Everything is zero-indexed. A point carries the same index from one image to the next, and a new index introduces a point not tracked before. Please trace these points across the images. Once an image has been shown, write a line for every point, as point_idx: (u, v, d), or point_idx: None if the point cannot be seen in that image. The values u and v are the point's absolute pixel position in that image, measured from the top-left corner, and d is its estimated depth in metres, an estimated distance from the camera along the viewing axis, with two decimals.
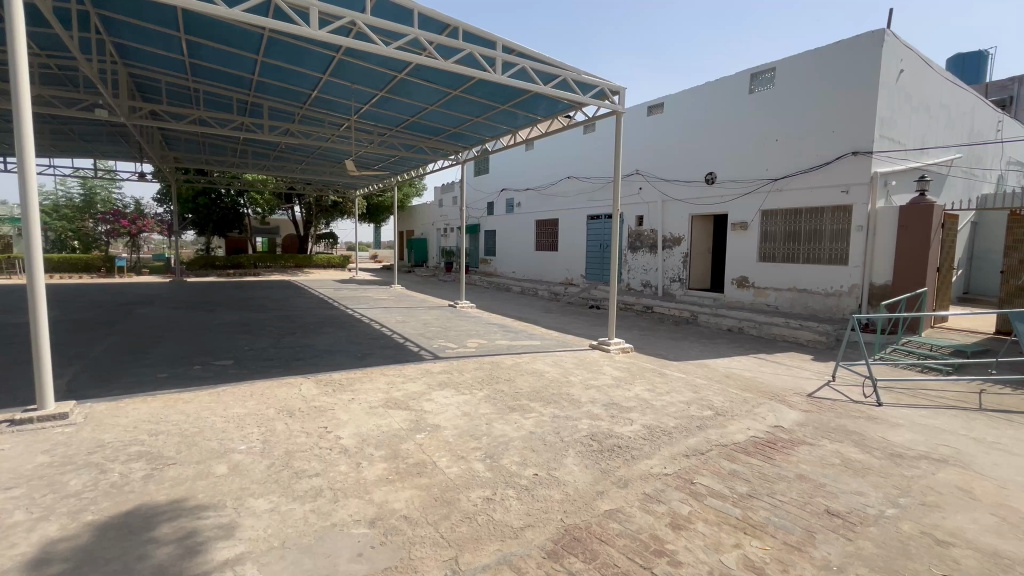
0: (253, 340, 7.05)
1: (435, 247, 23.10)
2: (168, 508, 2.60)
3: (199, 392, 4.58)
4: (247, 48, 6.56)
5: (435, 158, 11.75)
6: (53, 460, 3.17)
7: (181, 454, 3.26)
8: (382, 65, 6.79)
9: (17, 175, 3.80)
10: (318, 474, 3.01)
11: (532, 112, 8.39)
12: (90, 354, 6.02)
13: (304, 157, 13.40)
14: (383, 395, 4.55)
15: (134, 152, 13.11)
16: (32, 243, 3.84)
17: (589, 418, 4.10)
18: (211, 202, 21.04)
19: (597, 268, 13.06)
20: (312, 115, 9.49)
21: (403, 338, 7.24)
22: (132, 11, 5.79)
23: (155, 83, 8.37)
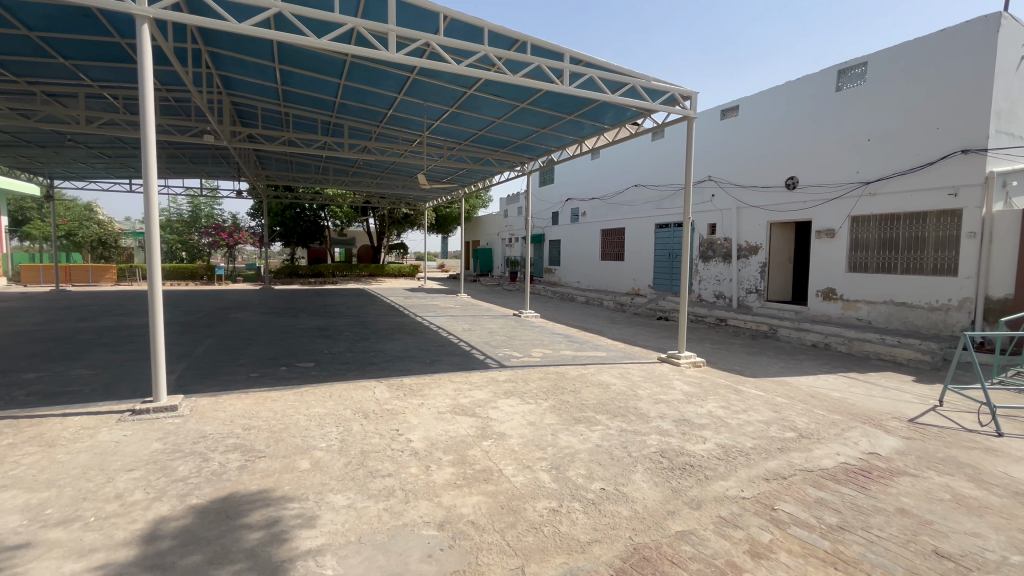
0: (330, 344, 7.52)
1: (501, 257, 23.45)
2: (258, 497, 2.83)
3: (285, 391, 4.96)
4: (331, 73, 7.09)
5: (502, 170, 12.00)
6: (165, 447, 3.56)
7: (270, 448, 3.54)
8: (453, 82, 7.07)
9: (142, 195, 4.35)
10: (390, 474, 3.15)
11: (599, 121, 8.34)
12: (194, 353, 6.72)
13: (380, 172, 14.19)
14: (450, 401, 4.68)
15: (233, 172, 14.52)
16: (153, 253, 4.36)
17: (659, 434, 3.96)
18: (296, 216, 22.84)
19: (666, 277, 12.64)
20: (388, 132, 10.05)
21: (469, 346, 7.41)
22: (236, 47, 6.46)
23: (253, 109, 9.27)
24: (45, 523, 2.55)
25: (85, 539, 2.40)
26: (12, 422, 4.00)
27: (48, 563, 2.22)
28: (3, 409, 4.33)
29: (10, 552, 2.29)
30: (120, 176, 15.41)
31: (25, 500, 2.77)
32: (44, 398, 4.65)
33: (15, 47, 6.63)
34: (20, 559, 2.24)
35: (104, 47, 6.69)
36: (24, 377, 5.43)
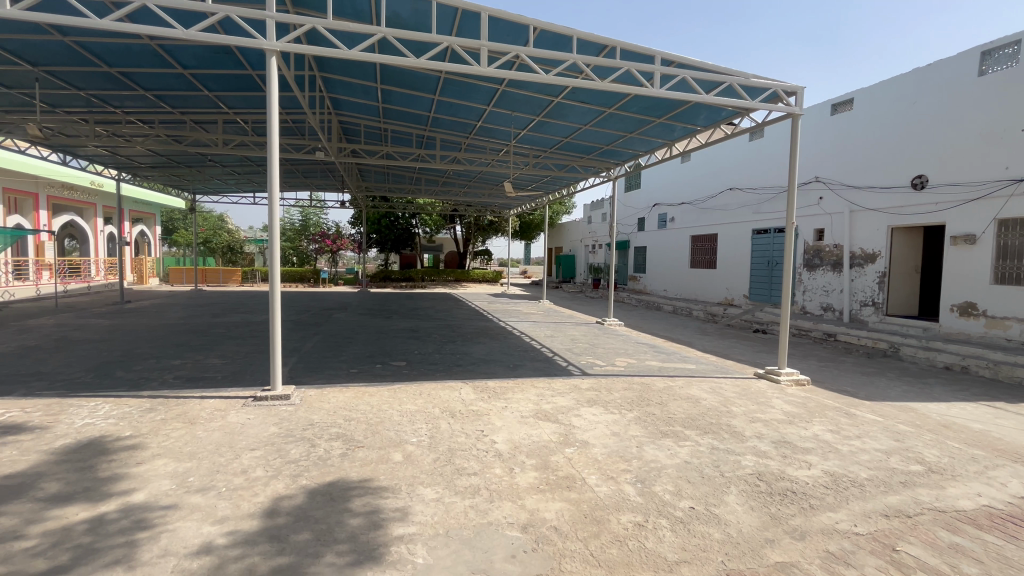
0: (419, 345, 7.92)
1: (584, 264, 23.25)
2: (358, 484, 3.07)
3: (381, 387, 5.33)
4: (426, 90, 7.53)
5: (587, 176, 11.95)
6: (280, 431, 3.99)
7: (367, 439, 3.82)
8: (541, 92, 7.18)
9: (267, 207, 4.92)
10: (476, 473, 3.25)
11: (691, 123, 8.00)
12: (303, 348, 7.44)
13: (468, 181, 14.77)
14: (533, 406, 4.71)
15: (338, 184, 15.95)
16: (274, 258, 4.92)
17: (755, 455, 3.69)
18: (391, 224, 24.51)
19: (765, 287, 11.74)
20: (477, 143, 10.44)
21: (552, 352, 7.43)
22: (345, 71, 7.10)
23: (357, 126, 10.10)
24: (188, 489, 2.97)
25: (218, 506, 2.76)
26: (163, 400, 4.71)
27: (190, 523, 2.59)
28: (157, 389, 5.12)
29: (163, 511, 2.70)
30: (247, 191, 17.55)
31: (174, 468, 3.26)
32: (185, 382, 5.43)
33: (173, 84, 7.85)
34: (169, 518, 2.63)
35: (239, 79, 7.70)
36: (172, 363, 6.38)
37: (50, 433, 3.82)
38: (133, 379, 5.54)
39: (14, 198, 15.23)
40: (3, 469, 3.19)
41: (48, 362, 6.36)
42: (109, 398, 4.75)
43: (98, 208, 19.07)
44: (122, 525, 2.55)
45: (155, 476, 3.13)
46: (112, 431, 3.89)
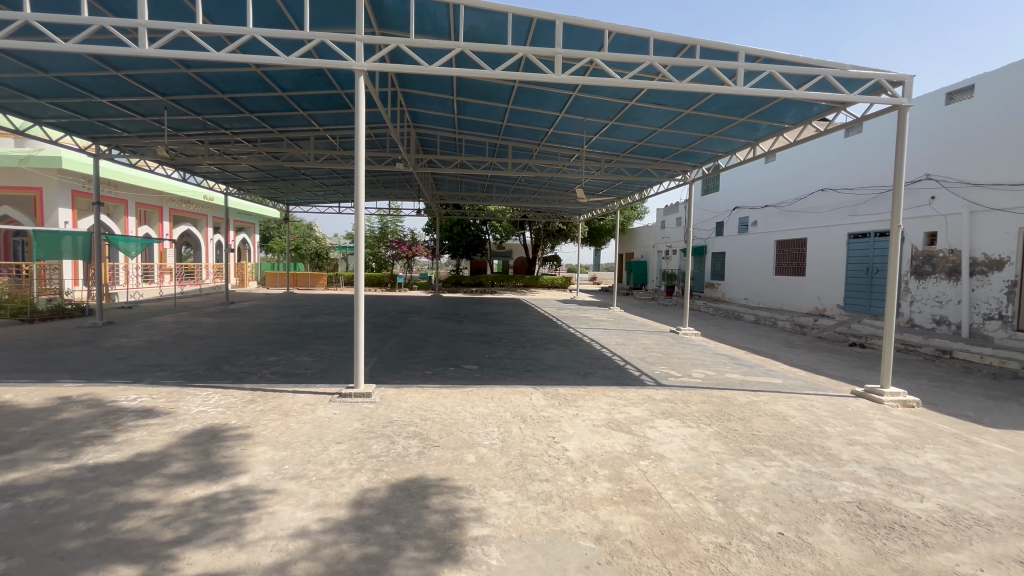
0: (490, 349, 8.07)
1: (656, 270, 22.50)
2: (434, 482, 3.18)
3: (454, 389, 5.49)
4: (500, 99, 7.71)
5: (661, 180, 11.58)
6: (363, 426, 4.24)
7: (442, 439, 3.95)
8: (614, 96, 7.08)
9: (353, 216, 5.24)
10: (548, 480, 3.25)
11: (778, 121, 7.50)
12: (382, 349, 7.86)
13: (538, 188, 14.88)
14: (606, 415, 4.63)
15: (415, 194, 16.74)
16: (359, 263, 5.22)
17: (854, 481, 3.36)
18: (462, 230, 25.30)
19: (863, 297, 10.67)
20: (548, 149, 10.50)
21: (623, 361, 7.25)
22: (424, 86, 7.44)
23: (434, 138, 10.54)
24: (284, 475, 3.24)
25: (310, 493, 2.99)
26: (262, 393, 5.19)
27: (286, 507, 2.82)
28: (257, 382, 5.65)
29: (264, 494, 2.97)
30: (333, 201, 18.92)
31: (272, 456, 3.57)
32: (280, 376, 5.94)
33: (273, 106, 8.65)
34: (270, 501, 2.89)
35: (329, 98, 8.32)
36: (269, 359, 7.00)
37: (173, 417, 4.35)
38: (238, 372, 6.16)
39: (143, 211, 17.58)
40: (138, 447, 3.68)
41: (170, 355, 7.25)
42: (217, 388, 5.31)
43: (209, 219, 21.47)
44: (230, 505, 2.84)
45: (257, 462, 3.45)
46: (222, 419, 4.35)
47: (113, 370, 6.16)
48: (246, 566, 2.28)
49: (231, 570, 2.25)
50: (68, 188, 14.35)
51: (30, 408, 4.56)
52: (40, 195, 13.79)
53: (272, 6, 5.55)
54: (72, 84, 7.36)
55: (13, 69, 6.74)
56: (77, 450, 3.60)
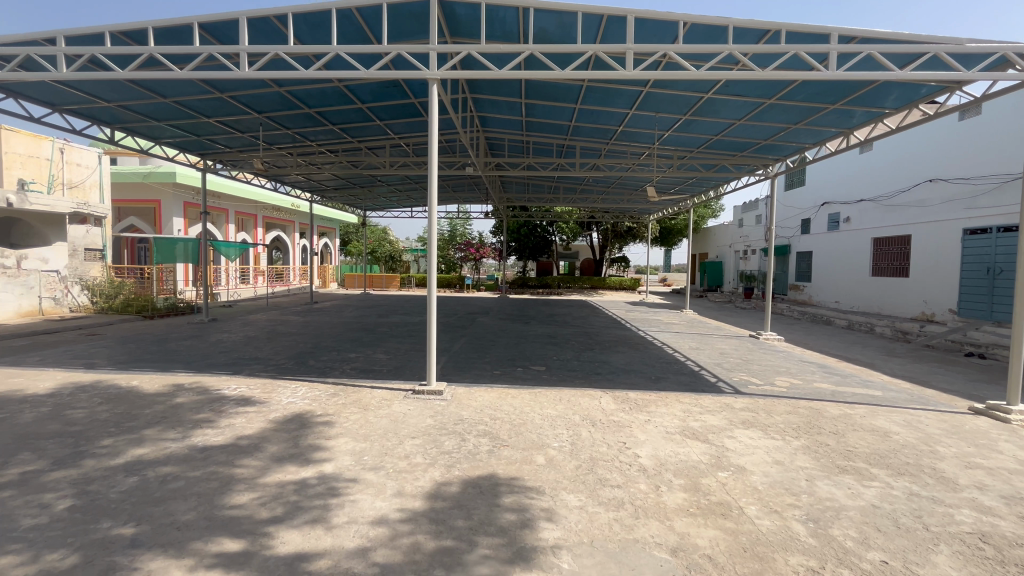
0: (558, 351, 8.03)
1: (733, 271, 21.26)
2: (504, 481, 3.21)
3: (522, 390, 5.51)
4: (568, 100, 7.67)
5: (740, 175, 10.93)
6: (435, 423, 4.37)
7: (511, 439, 3.98)
8: (688, 89, 6.80)
9: (426, 219, 5.40)
10: (619, 486, 3.17)
11: (876, 106, 6.83)
12: (452, 349, 8.08)
13: (607, 188, 14.63)
14: (680, 423, 4.44)
15: (483, 198, 17.07)
16: (431, 264, 5.37)
17: (974, 509, 2.96)
18: (529, 232, 25.44)
19: (982, 300, 9.41)
20: (617, 148, 10.29)
21: (698, 366, 6.91)
22: (494, 90, 7.58)
23: (502, 141, 10.69)
24: (364, 466, 3.42)
25: (387, 484, 3.13)
26: (343, 387, 5.52)
27: (366, 497, 2.97)
28: (339, 377, 6.03)
29: (346, 482, 3.15)
30: (406, 206, 19.77)
31: (353, 447, 3.78)
32: (359, 372, 6.29)
33: (353, 118, 9.20)
34: (352, 489, 3.06)
35: (404, 108, 8.69)
36: (348, 356, 7.45)
37: (267, 406, 4.74)
38: (322, 367, 6.61)
39: (241, 219, 19.42)
40: (238, 431, 4.05)
41: (263, 349, 7.94)
42: (304, 382, 5.73)
43: (296, 225, 23.25)
44: (316, 490, 3.04)
45: (340, 451, 3.68)
46: (309, 409, 4.68)
47: (217, 362, 6.85)
48: (332, 548, 2.43)
49: (318, 551, 2.41)
50: (181, 200, 16.17)
51: (152, 393, 5.19)
52: (158, 207, 15.66)
53: (354, 24, 5.90)
54: (185, 107, 8.27)
55: (139, 96, 7.68)
56: (189, 432, 4.04)
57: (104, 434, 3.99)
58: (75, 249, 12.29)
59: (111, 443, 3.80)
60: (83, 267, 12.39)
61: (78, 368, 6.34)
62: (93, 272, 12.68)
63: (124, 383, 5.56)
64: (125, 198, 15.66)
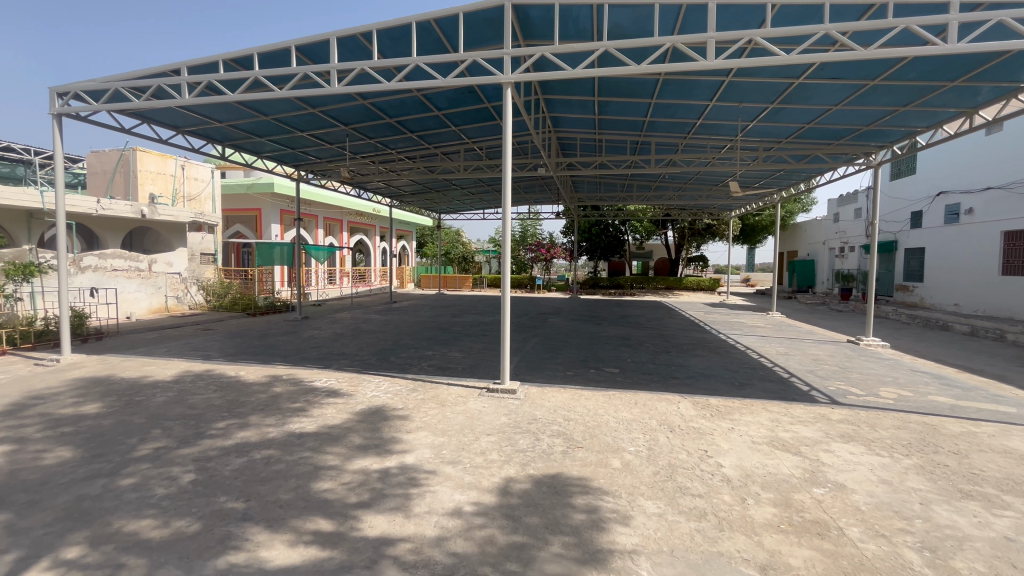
0: (632, 353, 7.82)
1: (828, 270, 19.49)
2: (579, 482, 3.19)
3: (595, 392, 5.44)
4: (644, 95, 7.45)
5: (836, 165, 10.01)
6: (509, 421, 4.44)
7: (586, 441, 3.94)
8: (776, 75, 6.35)
9: (499, 221, 5.48)
10: (701, 495, 3.03)
11: (1008, 80, 5.96)
12: (524, 349, 8.16)
13: (683, 184, 14.03)
14: (767, 432, 4.16)
15: (554, 198, 17.05)
16: (505, 265, 5.45)
17: None
18: (601, 232, 25.06)
19: None
20: (696, 142, 9.84)
21: (787, 373, 6.42)
22: (567, 90, 7.55)
23: (574, 141, 10.61)
24: (442, 459, 3.56)
25: (464, 478, 3.23)
26: (422, 383, 5.77)
27: (445, 489, 3.08)
28: (417, 373, 6.31)
29: (426, 474, 3.29)
30: (479, 208, 20.22)
31: (432, 440, 3.94)
32: (435, 369, 6.53)
33: (431, 125, 9.57)
34: (431, 481, 3.19)
35: (479, 112, 8.90)
36: (425, 353, 7.78)
37: (353, 399, 5.07)
38: (402, 364, 6.95)
39: (329, 224, 20.94)
40: (329, 420, 4.39)
41: (350, 346, 8.51)
42: (386, 377, 6.07)
43: (376, 229, 24.68)
44: (399, 479, 3.21)
45: (420, 444, 3.85)
46: (391, 403, 4.96)
47: (309, 356, 7.45)
48: (414, 535, 2.56)
49: (402, 536, 2.55)
50: (278, 208, 17.71)
51: (256, 382, 5.76)
52: (259, 215, 17.34)
53: (433, 35, 6.16)
54: (282, 123, 9.07)
55: (245, 116, 8.54)
56: (286, 419, 4.43)
57: (218, 418, 4.49)
58: (193, 253, 14.06)
59: (224, 425, 4.28)
60: (199, 269, 14.05)
61: (197, 358, 7.20)
62: (207, 273, 14.29)
63: (233, 374, 6.22)
64: (233, 208, 17.54)
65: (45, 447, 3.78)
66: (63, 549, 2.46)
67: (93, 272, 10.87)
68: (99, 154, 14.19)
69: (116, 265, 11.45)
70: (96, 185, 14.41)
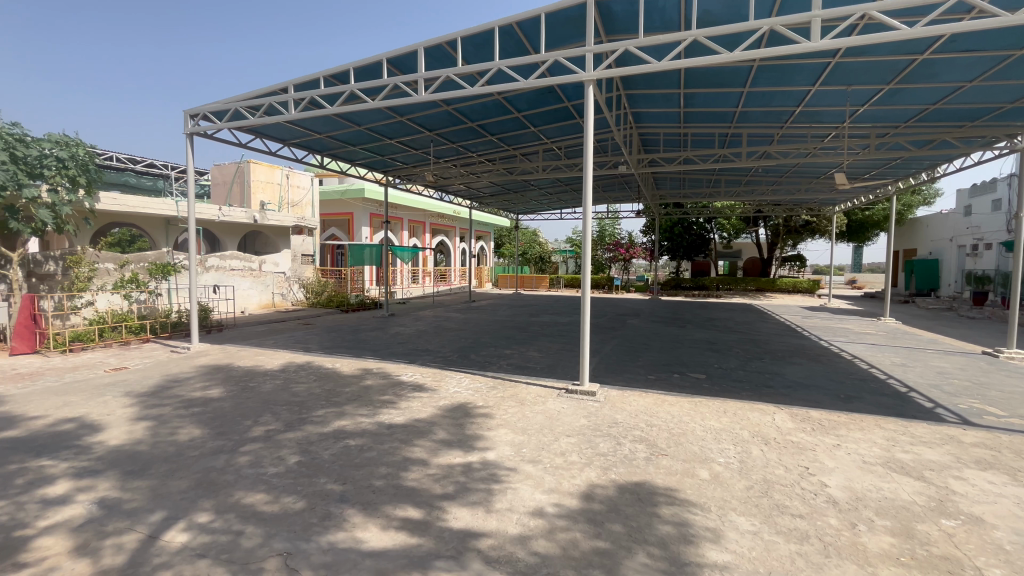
0: (719, 358, 7.38)
1: (956, 271, 17.06)
2: (664, 492, 3.07)
3: (680, 398, 5.21)
4: (735, 84, 6.99)
5: (969, 151, 8.72)
6: (588, 423, 4.38)
7: (670, 448, 3.78)
8: (894, 53, 5.68)
9: (580, 223, 5.38)
10: (803, 516, 2.78)
11: None
12: (603, 351, 8.02)
13: (778, 177, 12.99)
14: (882, 452, 3.73)
15: (635, 196, 16.54)
16: (585, 266, 5.32)
17: None
18: (684, 230, 23.91)
19: None
20: (794, 132, 9.06)
21: (905, 386, 5.70)
22: (651, 83, 7.28)
23: (657, 136, 10.20)
24: (523, 457, 3.60)
25: (545, 478, 3.24)
26: (502, 381, 5.87)
27: (526, 487, 3.11)
28: (497, 371, 6.43)
29: (507, 471, 3.35)
30: (556, 208, 20.18)
31: (513, 438, 4.00)
32: (514, 368, 6.61)
33: (512, 126, 9.69)
34: (512, 478, 3.24)
35: (560, 112, 8.87)
36: (504, 352, 7.91)
37: (437, 394, 5.29)
38: (482, 361, 7.13)
39: (413, 225, 22.00)
40: (415, 414, 4.61)
41: (433, 342, 8.88)
42: (468, 374, 6.26)
43: (456, 231, 25.55)
44: (481, 474, 3.29)
45: (501, 441, 3.92)
46: (472, 399, 5.10)
47: (396, 351, 7.88)
48: (496, 530, 2.61)
49: (484, 531, 2.61)
50: (368, 212, 18.94)
51: (350, 375, 6.21)
52: (351, 218, 18.64)
53: (514, 38, 6.25)
54: (374, 132, 9.66)
55: (342, 127, 9.22)
56: (377, 410, 4.72)
57: (318, 405, 4.90)
58: (295, 254, 15.34)
59: (323, 413, 4.66)
60: (300, 269, 15.25)
61: (299, 350, 7.90)
62: (307, 273, 15.46)
63: (331, 365, 6.76)
64: (328, 212, 19.00)
65: (180, 424, 4.35)
66: (195, 513, 2.82)
67: (215, 272, 12.32)
68: (221, 167, 16.10)
69: (234, 265, 12.87)
70: (217, 195, 16.32)
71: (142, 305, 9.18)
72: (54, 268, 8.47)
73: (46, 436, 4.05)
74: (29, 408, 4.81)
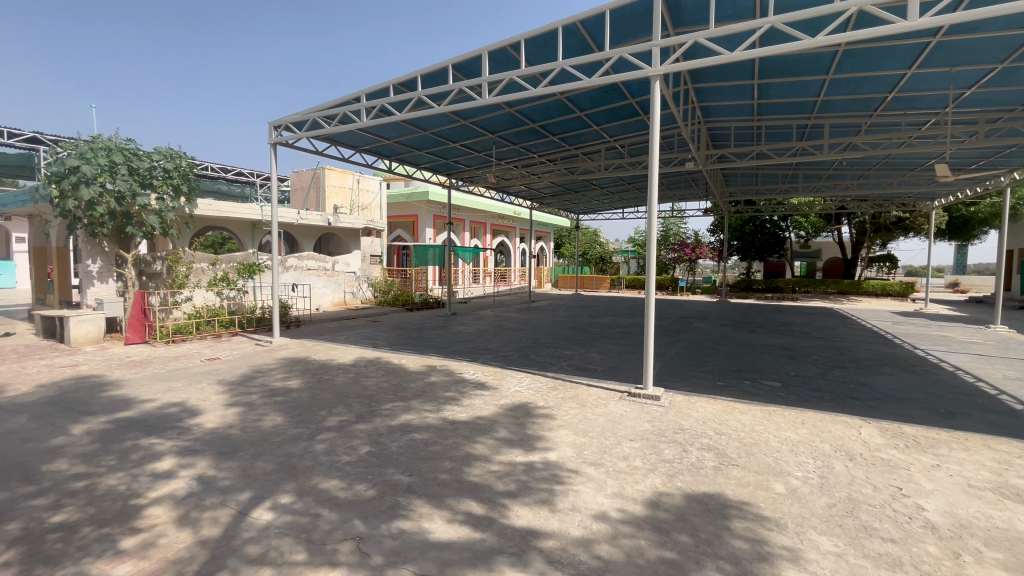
0: (796, 366, 6.90)
1: None
2: (735, 505, 2.92)
3: (752, 406, 4.92)
4: (817, 71, 6.52)
5: None
6: (652, 428, 4.26)
7: (742, 459, 3.59)
8: (1010, 27, 5.06)
9: (646, 223, 5.21)
10: (894, 541, 2.55)
11: None
12: (668, 354, 7.74)
13: (865, 171, 11.95)
14: (990, 475, 3.33)
15: (702, 194, 15.85)
16: (650, 266, 5.20)
17: None
18: (756, 228, 22.55)
19: None
20: (885, 120, 8.29)
21: (1019, 403, 5.04)
22: (722, 75, 6.94)
23: (727, 131, 9.72)
24: (585, 460, 3.56)
25: (608, 482, 3.19)
26: (563, 382, 5.85)
27: (588, 490, 3.09)
28: (558, 372, 6.41)
29: (569, 472, 3.33)
30: (618, 207, 19.78)
31: (574, 439, 3.97)
32: (575, 369, 6.56)
33: (575, 125, 9.61)
34: (575, 480, 3.22)
35: (623, 109, 8.68)
36: (564, 353, 7.86)
37: (499, 393, 5.36)
38: (543, 361, 7.13)
39: (474, 226, 22.41)
40: (477, 411, 4.70)
41: (493, 341, 9.00)
42: (528, 373, 6.29)
43: (516, 231, 25.71)
44: (543, 474, 3.30)
45: (563, 442, 3.90)
46: (533, 399, 5.12)
47: (458, 349, 8.07)
48: (559, 531, 2.61)
49: (547, 531, 2.61)
50: (431, 213, 19.54)
51: (414, 371, 6.44)
52: (416, 220, 19.31)
53: (577, 36, 6.21)
54: (438, 136, 9.95)
55: (409, 133, 9.58)
56: (441, 407, 4.86)
57: (386, 399, 5.13)
58: (365, 254, 16.15)
59: (390, 406, 4.88)
60: (368, 269, 16.11)
61: (368, 346, 8.30)
62: (375, 272, 16.28)
63: (397, 361, 7.05)
64: (395, 214, 19.80)
65: (265, 411, 4.73)
66: (279, 494, 3.05)
67: (293, 271, 13.19)
68: (299, 173, 17.26)
69: (310, 264, 13.69)
70: (296, 199, 17.51)
71: (232, 301, 10.06)
72: (160, 266, 9.38)
73: (154, 418, 4.55)
74: (140, 391, 5.43)
